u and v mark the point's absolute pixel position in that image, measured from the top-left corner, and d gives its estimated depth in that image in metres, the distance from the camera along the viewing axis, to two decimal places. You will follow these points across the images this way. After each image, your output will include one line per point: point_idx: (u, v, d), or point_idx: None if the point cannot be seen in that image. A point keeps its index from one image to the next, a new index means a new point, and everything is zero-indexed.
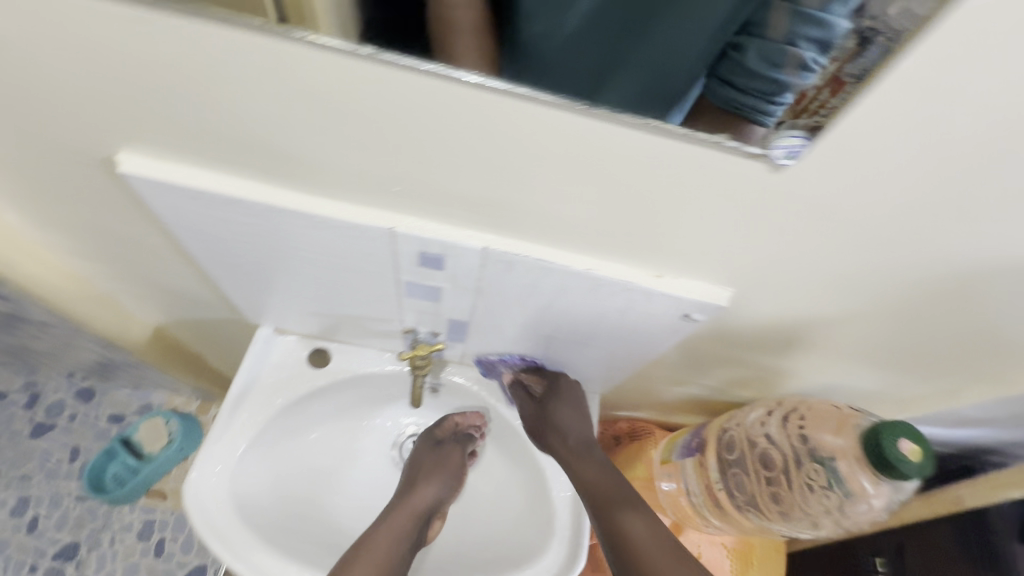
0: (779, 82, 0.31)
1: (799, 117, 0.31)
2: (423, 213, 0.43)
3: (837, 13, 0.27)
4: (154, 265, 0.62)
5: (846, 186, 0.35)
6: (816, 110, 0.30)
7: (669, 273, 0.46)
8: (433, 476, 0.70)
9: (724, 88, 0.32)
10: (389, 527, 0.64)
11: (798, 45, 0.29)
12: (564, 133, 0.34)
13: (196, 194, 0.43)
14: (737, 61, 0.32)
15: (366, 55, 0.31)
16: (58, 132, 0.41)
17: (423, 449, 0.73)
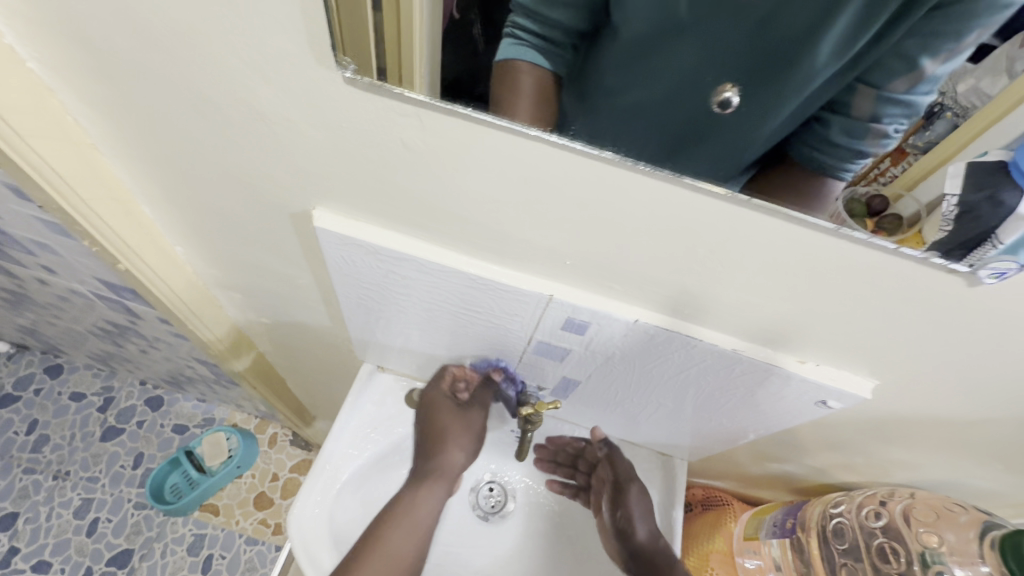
0: (857, 151, 0.32)
1: (858, 184, 0.33)
2: (584, 284, 0.46)
3: (922, 93, 0.29)
4: (288, 300, 0.66)
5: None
6: (875, 177, 0.32)
7: (812, 359, 0.48)
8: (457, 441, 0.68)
9: (807, 158, 0.33)
10: (420, 500, 0.66)
11: (882, 121, 0.30)
12: (756, 232, 0.37)
13: (376, 250, 0.47)
14: (815, 130, 0.32)
15: (552, 140, 0.33)
16: (264, 188, 0.46)
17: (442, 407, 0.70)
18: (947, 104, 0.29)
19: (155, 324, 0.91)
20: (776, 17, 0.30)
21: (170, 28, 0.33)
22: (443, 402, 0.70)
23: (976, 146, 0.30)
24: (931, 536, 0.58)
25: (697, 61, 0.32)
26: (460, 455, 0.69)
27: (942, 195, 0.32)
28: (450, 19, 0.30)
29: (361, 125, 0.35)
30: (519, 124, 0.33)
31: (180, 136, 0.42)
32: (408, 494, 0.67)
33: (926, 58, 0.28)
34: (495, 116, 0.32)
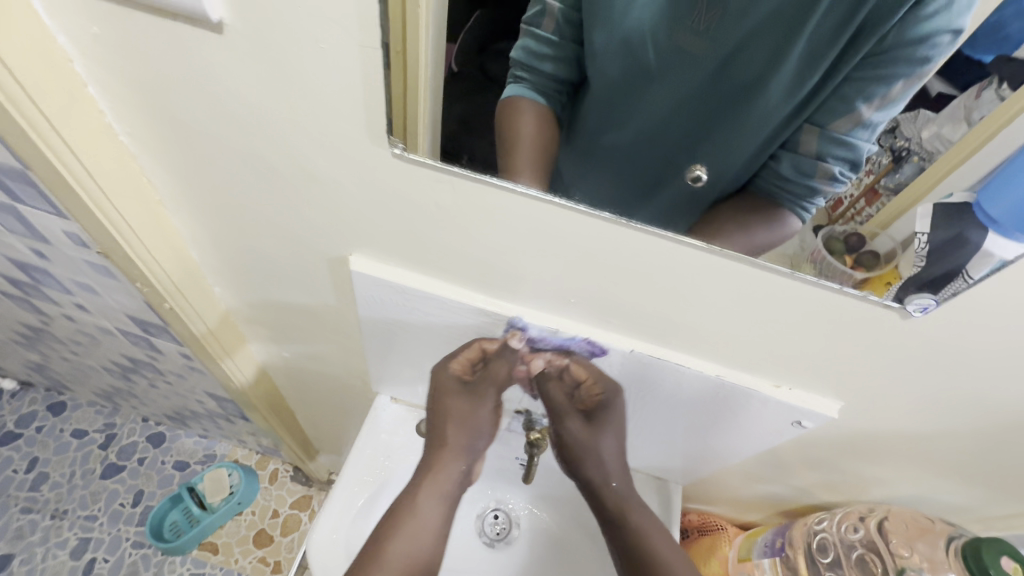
0: (812, 187, 0.40)
1: (836, 223, 0.41)
2: (586, 320, 0.53)
3: (862, 138, 0.38)
4: (312, 335, 0.72)
5: (955, 331, 0.44)
6: (854, 217, 0.41)
7: (786, 384, 0.54)
8: (465, 424, 0.64)
9: (767, 188, 0.42)
10: (421, 496, 0.63)
11: (827, 159, 0.39)
12: (731, 274, 0.44)
13: (404, 290, 0.53)
14: (773, 166, 0.41)
15: (549, 200, 0.41)
16: (307, 238, 0.53)
17: (450, 389, 0.64)
18: (913, 149, 0.38)
19: (174, 359, 0.96)
20: (733, 63, 0.40)
21: (252, 113, 0.40)
22: (451, 385, 0.63)
23: (945, 189, 0.39)
24: (903, 548, 0.64)
25: (676, 99, 0.42)
26: (465, 437, 0.65)
27: (913, 233, 0.40)
28: (449, 70, 0.35)
29: (401, 189, 0.43)
30: (520, 186, 0.41)
31: (239, 193, 0.49)
32: (405, 504, 0.63)
33: (864, 105, 0.37)
34: (513, 183, 0.40)
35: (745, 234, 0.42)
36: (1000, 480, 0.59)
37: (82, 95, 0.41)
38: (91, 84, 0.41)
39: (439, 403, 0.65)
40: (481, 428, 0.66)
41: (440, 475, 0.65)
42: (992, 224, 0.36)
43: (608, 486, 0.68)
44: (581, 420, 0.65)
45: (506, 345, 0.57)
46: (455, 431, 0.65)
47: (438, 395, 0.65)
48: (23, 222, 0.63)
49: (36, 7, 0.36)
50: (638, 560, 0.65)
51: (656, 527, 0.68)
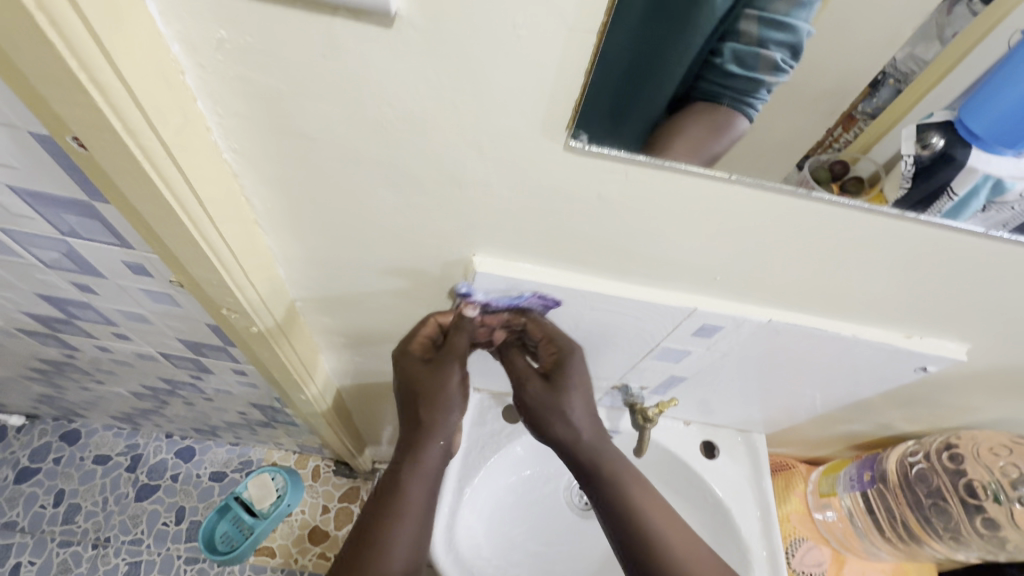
0: (755, 80, 0.41)
1: (820, 152, 0.43)
2: (724, 295, 0.51)
3: (801, 21, 0.40)
4: (395, 338, 0.69)
5: None
6: (832, 146, 0.45)
7: (917, 334, 0.55)
8: (443, 406, 0.61)
9: (712, 89, 0.40)
10: (411, 482, 0.61)
11: (769, 47, 0.40)
12: (897, 234, 0.43)
13: (533, 286, 0.50)
14: (719, 64, 0.40)
15: (727, 179, 0.39)
16: (424, 242, 0.49)
17: (415, 368, 0.59)
18: (890, 72, 0.44)
19: (224, 376, 0.91)
20: None
21: (400, 117, 0.35)
22: (414, 362, 0.59)
23: (926, 109, 0.44)
24: (1010, 468, 0.72)
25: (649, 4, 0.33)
26: (450, 417, 0.62)
27: (899, 153, 0.44)
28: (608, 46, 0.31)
29: (562, 184, 0.39)
30: (643, 156, 0.37)
31: (352, 200, 0.44)
32: (386, 505, 0.61)
33: None
34: (691, 165, 0.38)
35: (701, 146, 0.39)
36: None
37: (192, 113, 0.36)
38: (201, 98, 0.36)
39: (405, 385, 0.60)
40: (449, 405, 0.61)
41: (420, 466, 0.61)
42: (974, 139, 0.42)
43: (580, 446, 0.62)
44: (546, 382, 0.60)
45: (462, 317, 0.57)
46: (433, 415, 0.61)
47: (399, 375, 0.60)
48: (73, 257, 0.56)
49: (151, 12, 0.30)
50: (634, 545, 0.59)
51: (657, 506, 0.61)
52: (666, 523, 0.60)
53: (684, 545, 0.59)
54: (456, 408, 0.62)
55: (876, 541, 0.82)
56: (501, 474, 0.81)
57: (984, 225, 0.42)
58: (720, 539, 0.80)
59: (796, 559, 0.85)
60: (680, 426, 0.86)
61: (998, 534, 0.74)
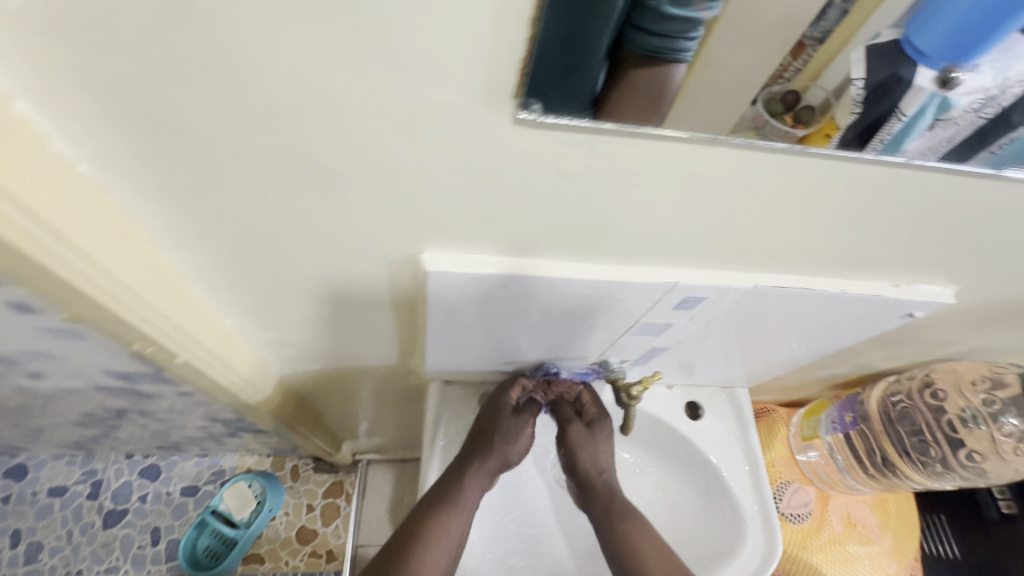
0: (689, 19, 0.35)
1: (772, 85, 0.39)
2: (704, 264, 0.46)
3: None
4: (352, 341, 0.63)
5: None
6: (780, 75, 0.40)
7: (905, 281, 0.52)
8: (511, 437, 0.71)
9: (644, 35, 0.34)
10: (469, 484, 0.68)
11: None
12: (894, 181, 0.38)
13: (495, 279, 0.44)
14: (653, 5, 0.34)
15: (710, 139, 0.33)
16: (362, 244, 0.42)
17: (501, 411, 0.71)
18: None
19: (169, 399, 0.82)
20: None
21: (298, 99, 0.28)
22: (503, 406, 0.71)
23: (870, 29, 0.38)
24: (988, 396, 0.69)
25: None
26: (512, 449, 0.70)
27: (849, 80, 0.38)
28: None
29: (515, 161, 0.32)
30: (609, 123, 0.30)
31: (263, 204, 0.37)
32: (449, 499, 0.66)
33: None
34: (667, 128, 0.32)
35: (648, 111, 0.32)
36: None
37: (11, 117, 0.27)
38: (20, 97, 0.27)
39: (489, 422, 0.71)
40: (518, 442, 0.72)
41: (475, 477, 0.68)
42: (919, 57, 0.37)
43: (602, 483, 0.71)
44: (582, 427, 0.73)
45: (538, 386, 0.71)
46: (504, 444, 0.70)
47: (487, 412, 0.71)
48: None
49: None
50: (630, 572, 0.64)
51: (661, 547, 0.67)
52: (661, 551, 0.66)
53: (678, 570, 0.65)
54: (522, 441, 0.72)
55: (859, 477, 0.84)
56: None
57: (992, 166, 0.38)
58: (712, 500, 0.79)
59: (784, 503, 0.87)
60: (662, 389, 0.84)
61: (980, 465, 0.69)
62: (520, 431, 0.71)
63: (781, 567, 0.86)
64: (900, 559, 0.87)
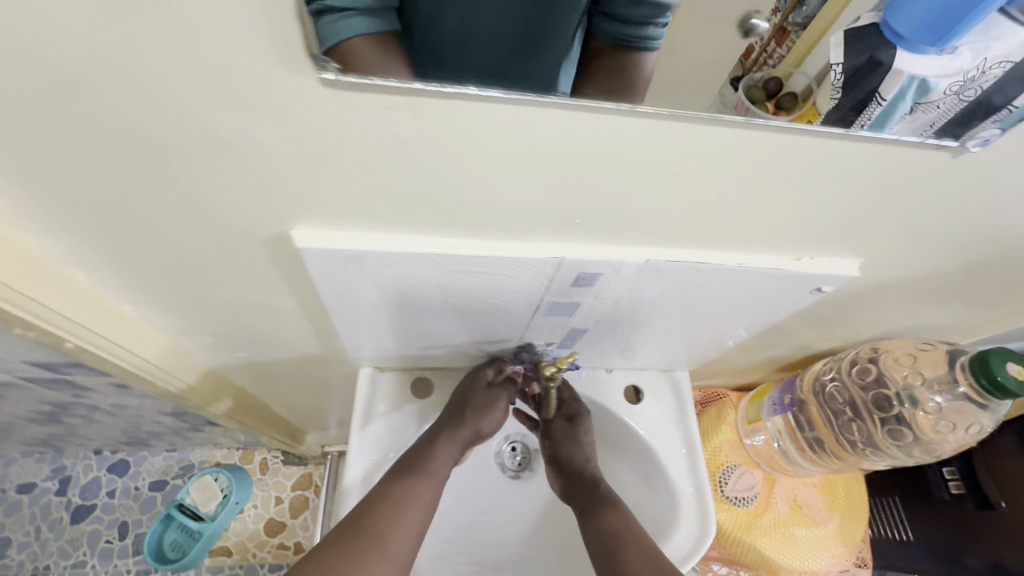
0: (660, 4, 0.34)
1: (752, 70, 0.35)
2: (590, 240, 0.45)
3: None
4: (268, 326, 0.62)
5: (1005, 158, 0.40)
6: (766, 62, 0.36)
7: (807, 255, 0.51)
8: (487, 411, 0.71)
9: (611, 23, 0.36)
10: (443, 450, 0.67)
11: None
12: (763, 149, 0.37)
13: (372, 257, 0.43)
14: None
15: (536, 102, 0.31)
16: (229, 223, 0.41)
17: (480, 384, 0.73)
18: None
19: (108, 392, 0.82)
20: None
21: (94, 67, 0.27)
22: (482, 378, 0.73)
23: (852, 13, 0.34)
24: (914, 377, 0.66)
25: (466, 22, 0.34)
26: (486, 423, 0.71)
27: (828, 64, 0.34)
28: None
29: (343, 129, 0.32)
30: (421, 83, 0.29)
31: (109, 182, 0.36)
32: (420, 461, 0.65)
33: None
34: (489, 89, 0.30)
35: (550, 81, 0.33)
36: (982, 295, 0.62)
37: None
38: None
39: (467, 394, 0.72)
40: (497, 414, 0.72)
41: (449, 448, 0.67)
42: None
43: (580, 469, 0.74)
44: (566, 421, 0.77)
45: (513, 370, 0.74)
46: (480, 419, 0.70)
47: (466, 385, 0.73)
48: None
49: None
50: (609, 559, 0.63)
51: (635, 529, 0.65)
52: (641, 532, 0.65)
53: (662, 553, 0.62)
54: (498, 416, 0.72)
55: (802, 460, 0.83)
56: None
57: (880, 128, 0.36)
58: (651, 485, 0.78)
59: (729, 486, 0.87)
60: (603, 374, 0.83)
61: (908, 445, 0.67)
62: (496, 404, 0.72)
63: (725, 548, 0.86)
64: (846, 541, 0.87)
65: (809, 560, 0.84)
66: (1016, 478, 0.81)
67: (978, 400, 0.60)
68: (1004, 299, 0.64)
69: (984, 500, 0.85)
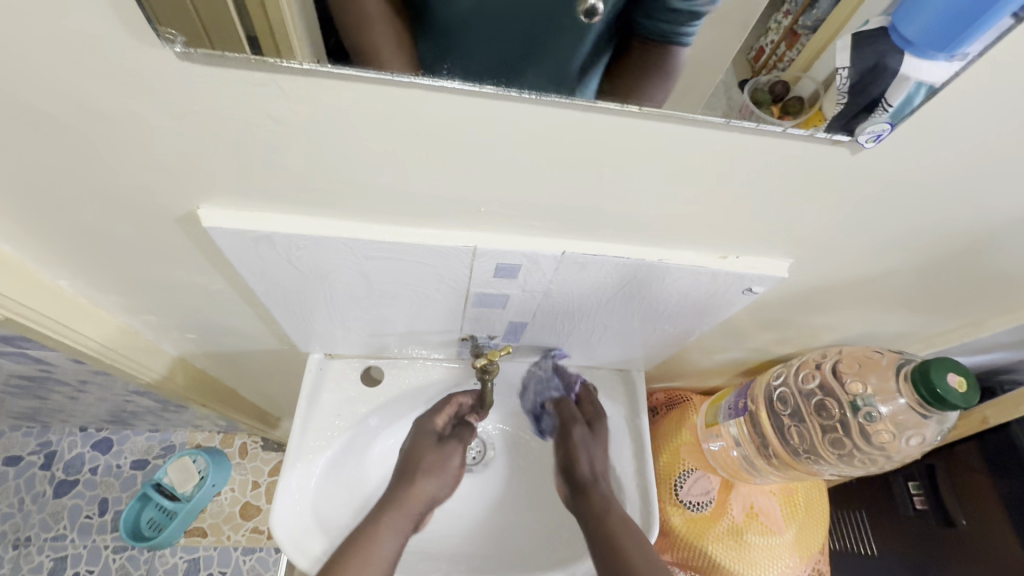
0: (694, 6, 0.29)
1: (760, 74, 0.34)
2: (503, 228, 0.45)
3: None
4: (211, 307, 0.61)
5: (918, 158, 0.38)
6: (775, 66, 0.35)
7: (733, 253, 0.50)
8: (434, 473, 0.72)
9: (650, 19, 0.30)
10: (392, 520, 0.67)
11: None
12: (663, 140, 0.36)
13: (281, 238, 0.43)
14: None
15: (409, 83, 0.31)
16: (140, 198, 0.41)
17: (427, 440, 0.74)
18: None
19: (69, 367, 0.82)
20: None
21: None
22: (429, 433, 0.74)
23: (857, 19, 0.33)
24: (858, 383, 0.65)
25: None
26: (435, 486, 0.72)
27: (835, 69, 0.34)
28: None
29: (219, 107, 0.32)
30: (330, 66, 0.29)
31: (10, 149, 0.36)
32: (365, 533, 0.65)
33: None
34: (364, 69, 0.30)
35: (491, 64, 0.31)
36: (932, 304, 0.61)
37: None
38: None
39: (413, 454, 0.73)
40: (447, 474, 0.73)
41: (398, 517, 0.67)
42: (906, 45, 0.31)
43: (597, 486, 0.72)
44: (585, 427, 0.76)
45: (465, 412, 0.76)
46: (427, 482, 0.71)
47: (414, 443, 0.74)
48: None
49: None
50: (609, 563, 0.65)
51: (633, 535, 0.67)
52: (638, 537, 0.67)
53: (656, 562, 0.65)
54: (447, 478, 0.73)
55: (766, 472, 0.77)
56: (381, 443, 0.77)
57: (781, 122, 0.35)
58: None
59: (683, 491, 0.85)
60: (557, 370, 0.82)
61: (849, 453, 0.67)
62: (444, 464, 0.73)
63: (678, 552, 0.85)
64: (801, 551, 0.85)
65: (762, 569, 0.82)
66: (980, 494, 0.79)
67: (919, 411, 0.59)
68: (956, 307, 0.62)
69: (945, 515, 0.82)
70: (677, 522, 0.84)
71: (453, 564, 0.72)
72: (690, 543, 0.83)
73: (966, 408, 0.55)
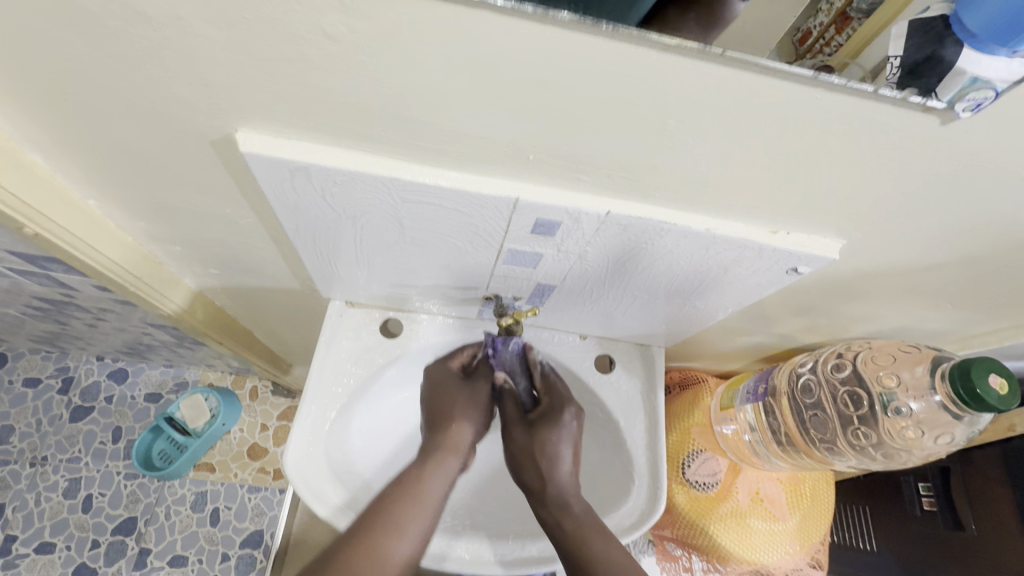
0: None
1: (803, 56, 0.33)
2: (548, 178, 0.43)
3: None
4: (238, 243, 0.61)
5: (1009, 137, 0.36)
6: None
7: (783, 229, 0.48)
8: (465, 413, 0.65)
9: None
10: (430, 470, 0.59)
11: None
12: (738, 92, 0.33)
13: (321, 173, 0.42)
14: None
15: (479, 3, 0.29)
16: (176, 115, 0.40)
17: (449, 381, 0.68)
18: None
19: (91, 293, 0.82)
20: None
21: None
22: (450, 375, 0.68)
23: (919, 4, 0.33)
24: (889, 378, 0.64)
25: None
26: (468, 429, 0.64)
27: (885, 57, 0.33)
28: None
29: (269, 17, 0.30)
30: None
31: (48, 48, 0.35)
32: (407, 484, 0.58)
33: None
34: None
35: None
36: (980, 302, 0.59)
37: None
38: None
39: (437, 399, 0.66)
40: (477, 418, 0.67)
41: (433, 467, 0.60)
42: (968, 38, 0.31)
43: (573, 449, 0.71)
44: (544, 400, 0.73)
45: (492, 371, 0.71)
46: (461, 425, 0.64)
47: (435, 390, 0.67)
48: None
49: None
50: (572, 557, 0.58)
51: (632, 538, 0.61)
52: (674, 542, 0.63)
53: None
54: (479, 419, 0.66)
55: (778, 459, 0.77)
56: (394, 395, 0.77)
57: (873, 84, 0.33)
58: (610, 464, 0.76)
59: (691, 469, 0.84)
60: (576, 339, 0.81)
61: (871, 446, 0.66)
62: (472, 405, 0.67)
63: (679, 528, 0.85)
64: (802, 540, 0.86)
65: (762, 552, 0.82)
66: (996, 505, 0.77)
67: (952, 411, 0.58)
68: (1003, 308, 0.60)
69: (955, 520, 0.81)
70: (681, 500, 0.83)
71: (457, 518, 0.71)
72: (693, 521, 0.83)
73: (1002, 411, 0.53)
